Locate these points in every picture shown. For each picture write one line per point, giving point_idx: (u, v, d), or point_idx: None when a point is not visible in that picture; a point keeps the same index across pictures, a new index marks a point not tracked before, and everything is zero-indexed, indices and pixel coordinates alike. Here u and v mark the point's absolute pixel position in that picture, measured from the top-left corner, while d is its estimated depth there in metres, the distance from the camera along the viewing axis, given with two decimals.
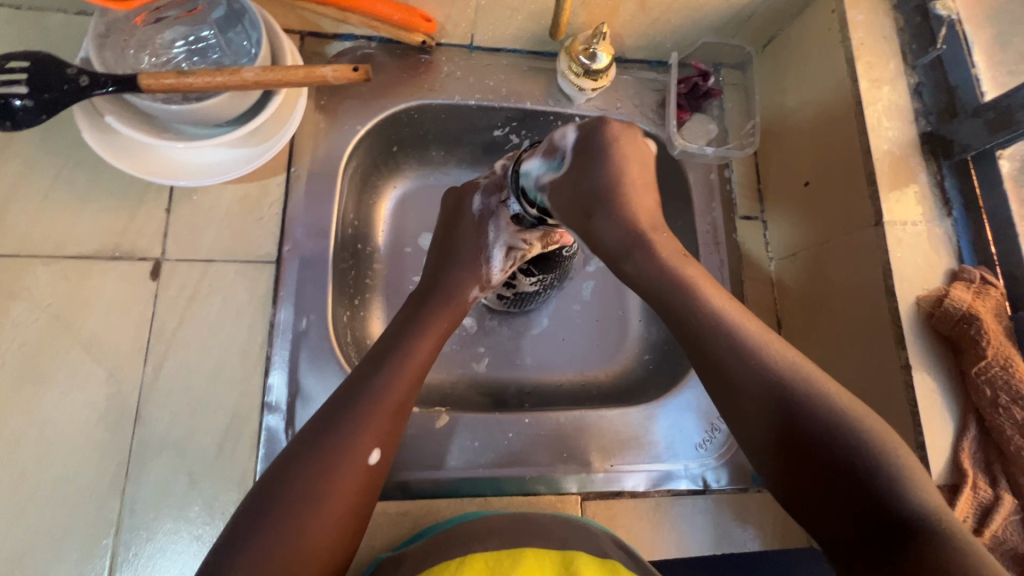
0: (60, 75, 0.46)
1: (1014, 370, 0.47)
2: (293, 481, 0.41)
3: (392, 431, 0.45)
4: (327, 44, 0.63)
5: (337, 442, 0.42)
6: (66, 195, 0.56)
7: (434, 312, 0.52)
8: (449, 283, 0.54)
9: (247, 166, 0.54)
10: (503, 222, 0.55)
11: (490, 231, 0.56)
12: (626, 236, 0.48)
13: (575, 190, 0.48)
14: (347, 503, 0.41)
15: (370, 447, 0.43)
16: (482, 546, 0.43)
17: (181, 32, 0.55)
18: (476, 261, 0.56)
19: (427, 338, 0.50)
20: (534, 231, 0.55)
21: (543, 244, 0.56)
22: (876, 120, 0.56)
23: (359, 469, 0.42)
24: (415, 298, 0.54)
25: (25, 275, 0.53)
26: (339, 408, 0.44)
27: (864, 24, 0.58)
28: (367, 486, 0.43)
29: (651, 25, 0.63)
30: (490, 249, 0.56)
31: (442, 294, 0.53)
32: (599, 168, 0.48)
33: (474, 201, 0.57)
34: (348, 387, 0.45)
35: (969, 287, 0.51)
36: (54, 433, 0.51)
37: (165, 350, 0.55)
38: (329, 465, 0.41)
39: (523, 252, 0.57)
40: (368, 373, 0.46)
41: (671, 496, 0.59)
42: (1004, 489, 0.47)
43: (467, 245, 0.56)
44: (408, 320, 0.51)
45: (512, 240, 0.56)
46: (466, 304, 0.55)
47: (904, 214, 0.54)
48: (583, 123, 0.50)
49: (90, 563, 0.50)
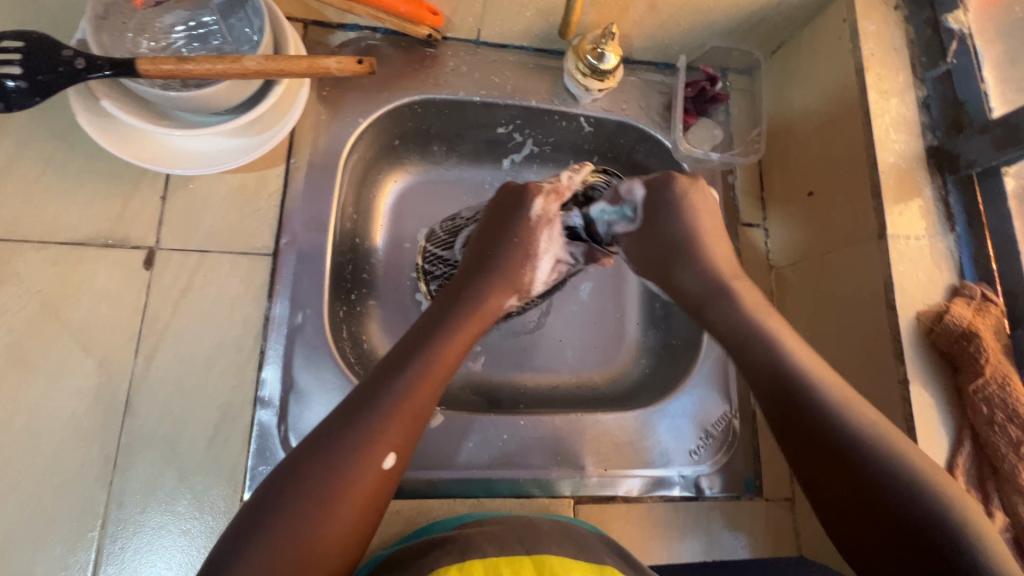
0: (55, 56, 0.45)
1: (1011, 389, 0.48)
2: (308, 475, 0.40)
3: (410, 436, 0.44)
4: (330, 34, 0.62)
5: (352, 442, 0.41)
6: (58, 178, 0.54)
7: (462, 319, 0.49)
8: (482, 287, 0.51)
9: (246, 156, 0.53)
10: (555, 232, 0.53)
11: (542, 239, 0.52)
12: (704, 286, 0.52)
13: (648, 248, 0.54)
14: (360, 504, 0.40)
15: (386, 448, 0.42)
16: (477, 552, 0.42)
17: (181, 17, 0.53)
18: (520, 268, 0.52)
19: (453, 342, 0.47)
20: (580, 244, 0.55)
21: (585, 260, 0.56)
22: (883, 133, 0.55)
23: (373, 473, 0.41)
24: (440, 301, 0.51)
25: (14, 260, 0.52)
26: (356, 409, 0.43)
27: (875, 35, 0.58)
28: (382, 489, 0.41)
29: (661, 26, 0.63)
30: (538, 258, 0.53)
31: (472, 298, 0.50)
32: (671, 224, 0.54)
33: (534, 204, 0.52)
34: (366, 389, 0.44)
35: (969, 304, 0.51)
36: (41, 422, 0.50)
37: (157, 341, 0.54)
38: (343, 463, 0.40)
39: (567, 264, 0.56)
40: (388, 376, 0.44)
41: (663, 501, 0.60)
42: (996, 506, 0.47)
43: (516, 251, 0.52)
44: (435, 322, 0.48)
45: (563, 251, 0.55)
46: (496, 311, 0.51)
47: (907, 228, 0.54)
48: (648, 180, 0.53)
49: (74, 556, 0.49)
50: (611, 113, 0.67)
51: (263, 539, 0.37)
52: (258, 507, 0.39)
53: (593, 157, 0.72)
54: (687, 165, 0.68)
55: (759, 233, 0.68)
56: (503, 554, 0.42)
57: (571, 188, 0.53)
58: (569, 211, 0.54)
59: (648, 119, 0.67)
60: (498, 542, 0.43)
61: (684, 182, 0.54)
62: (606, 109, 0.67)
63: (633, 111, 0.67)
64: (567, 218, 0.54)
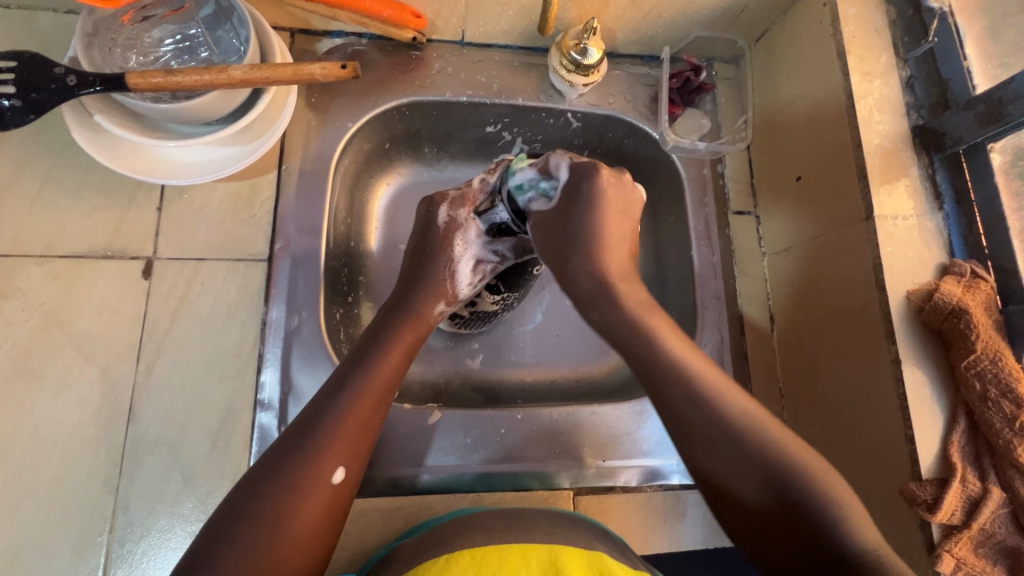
0: (48, 74, 0.46)
1: (1004, 363, 0.47)
2: (265, 494, 0.41)
3: (358, 450, 0.45)
4: (317, 41, 0.63)
5: (303, 459, 0.42)
6: (57, 194, 0.56)
7: (396, 332, 0.51)
8: (413, 298, 0.53)
9: (238, 163, 0.54)
10: (469, 233, 0.54)
11: (457, 244, 0.54)
12: (595, 284, 0.50)
13: (554, 234, 0.49)
14: (316, 518, 0.42)
15: (334, 464, 0.43)
16: (471, 542, 0.43)
17: (168, 30, 0.55)
18: (442, 277, 0.54)
19: (390, 353, 0.49)
20: (506, 239, 0.54)
21: (516, 255, 0.55)
22: (867, 114, 0.56)
23: (322, 487, 0.42)
24: (377, 318, 0.53)
25: (17, 275, 0.54)
26: (306, 426, 0.44)
27: (855, 17, 0.58)
28: (336, 501, 0.43)
29: (643, 19, 0.63)
30: (456, 263, 0.54)
31: (405, 309, 0.52)
32: (578, 218, 0.49)
33: (440, 212, 0.54)
34: (310, 409, 0.45)
35: (960, 281, 0.51)
36: (48, 431, 0.52)
37: (157, 349, 0.55)
38: (299, 480, 0.42)
39: (494, 263, 0.55)
40: (331, 394, 0.46)
41: (663, 491, 0.60)
42: (993, 482, 0.47)
43: (435, 261, 0.54)
44: (372, 337, 0.50)
45: (483, 251, 0.55)
46: (429, 319, 0.53)
47: (894, 209, 0.54)
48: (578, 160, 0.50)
49: (83, 560, 0.50)
50: (597, 107, 0.67)
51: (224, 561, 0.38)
52: (225, 520, 0.40)
53: (583, 152, 0.73)
54: (675, 156, 0.68)
55: (751, 220, 0.69)
56: (494, 545, 0.42)
57: (482, 192, 0.54)
58: (491, 208, 0.53)
59: (635, 112, 0.68)
60: (492, 533, 0.44)
61: (607, 174, 0.50)
62: (592, 104, 0.67)
63: (620, 105, 0.68)
64: (491, 216, 0.54)
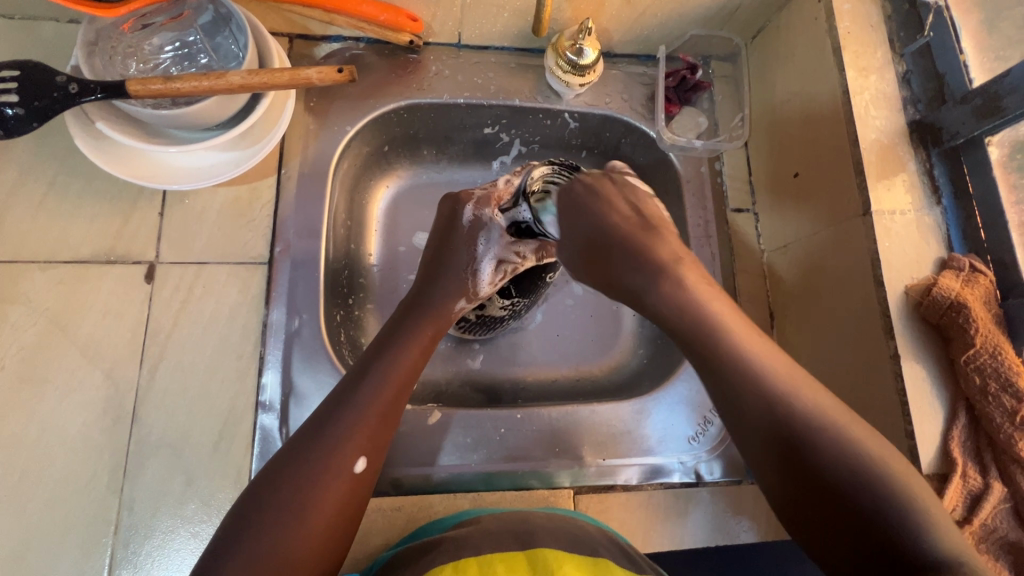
0: (49, 83, 0.47)
1: (1003, 357, 0.47)
2: (282, 487, 0.41)
3: (378, 442, 0.46)
4: (315, 46, 0.64)
5: (319, 454, 0.43)
6: (61, 201, 0.57)
7: (417, 327, 0.51)
8: (434, 294, 0.53)
9: (238, 168, 0.55)
10: (493, 234, 0.54)
11: (480, 243, 0.54)
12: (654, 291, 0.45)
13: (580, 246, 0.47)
14: (332, 513, 0.42)
15: (354, 454, 0.44)
16: (471, 550, 0.43)
17: (168, 38, 0.55)
18: (464, 274, 0.54)
19: (412, 348, 0.50)
20: (528, 242, 0.52)
21: (537, 257, 0.53)
22: (863, 110, 0.55)
23: (342, 477, 0.43)
24: (398, 312, 0.53)
25: (23, 281, 0.55)
26: (325, 419, 0.45)
27: (850, 13, 0.58)
28: (354, 494, 0.43)
29: (638, 19, 0.63)
30: (478, 262, 0.55)
31: (425, 305, 0.53)
32: (587, 226, 0.46)
33: (466, 210, 0.55)
34: (331, 401, 0.46)
35: (958, 276, 0.51)
36: (55, 435, 0.52)
37: (160, 353, 0.56)
38: (315, 469, 0.42)
39: (514, 265, 0.54)
40: (351, 387, 0.46)
41: (663, 489, 0.60)
42: (994, 477, 0.47)
43: (457, 259, 0.55)
44: (393, 332, 0.51)
45: (504, 252, 0.54)
46: (451, 317, 0.54)
47: (892, 204, 0.54)
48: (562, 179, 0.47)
49: (89, 562, 0.51)
50: (595, 107, 0.67)
51: (241, 556, 0.38)
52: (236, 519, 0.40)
53: (581, 152, 0.73)
54: (673, 155, 0.68)
55: (749, 218, 0.69)
56: (497, 551, 0.43)
57: (507, 192, 0.54)
58: (518, 206, 0.51)
59: (632, 111, 0.68)
60: (495, 540, 0.44)
61: (591, 180, 0.47)
62: (589, 104, 0.67)
63: (617, 104, 0.68)
64: (517, 213, 0.51)
